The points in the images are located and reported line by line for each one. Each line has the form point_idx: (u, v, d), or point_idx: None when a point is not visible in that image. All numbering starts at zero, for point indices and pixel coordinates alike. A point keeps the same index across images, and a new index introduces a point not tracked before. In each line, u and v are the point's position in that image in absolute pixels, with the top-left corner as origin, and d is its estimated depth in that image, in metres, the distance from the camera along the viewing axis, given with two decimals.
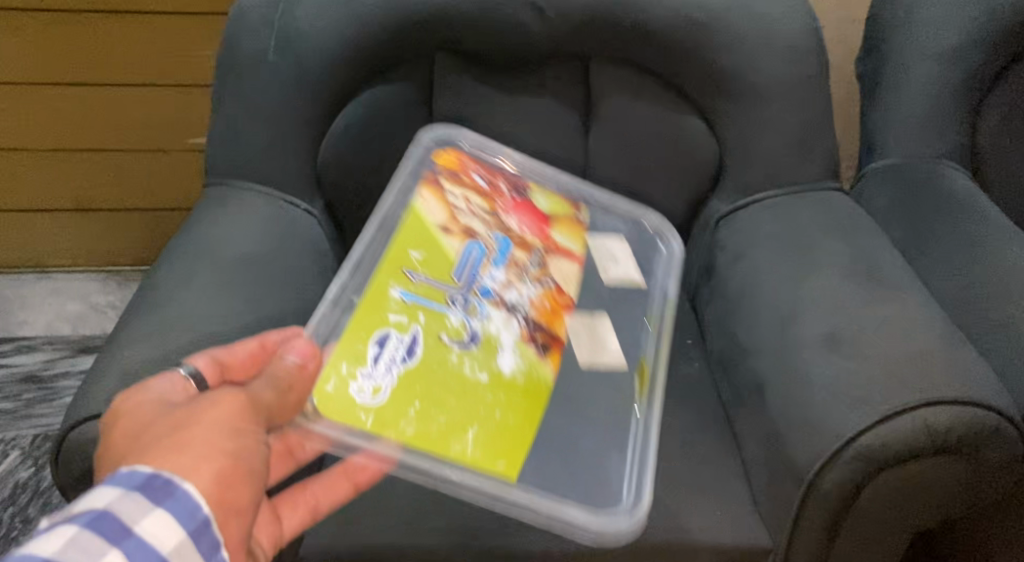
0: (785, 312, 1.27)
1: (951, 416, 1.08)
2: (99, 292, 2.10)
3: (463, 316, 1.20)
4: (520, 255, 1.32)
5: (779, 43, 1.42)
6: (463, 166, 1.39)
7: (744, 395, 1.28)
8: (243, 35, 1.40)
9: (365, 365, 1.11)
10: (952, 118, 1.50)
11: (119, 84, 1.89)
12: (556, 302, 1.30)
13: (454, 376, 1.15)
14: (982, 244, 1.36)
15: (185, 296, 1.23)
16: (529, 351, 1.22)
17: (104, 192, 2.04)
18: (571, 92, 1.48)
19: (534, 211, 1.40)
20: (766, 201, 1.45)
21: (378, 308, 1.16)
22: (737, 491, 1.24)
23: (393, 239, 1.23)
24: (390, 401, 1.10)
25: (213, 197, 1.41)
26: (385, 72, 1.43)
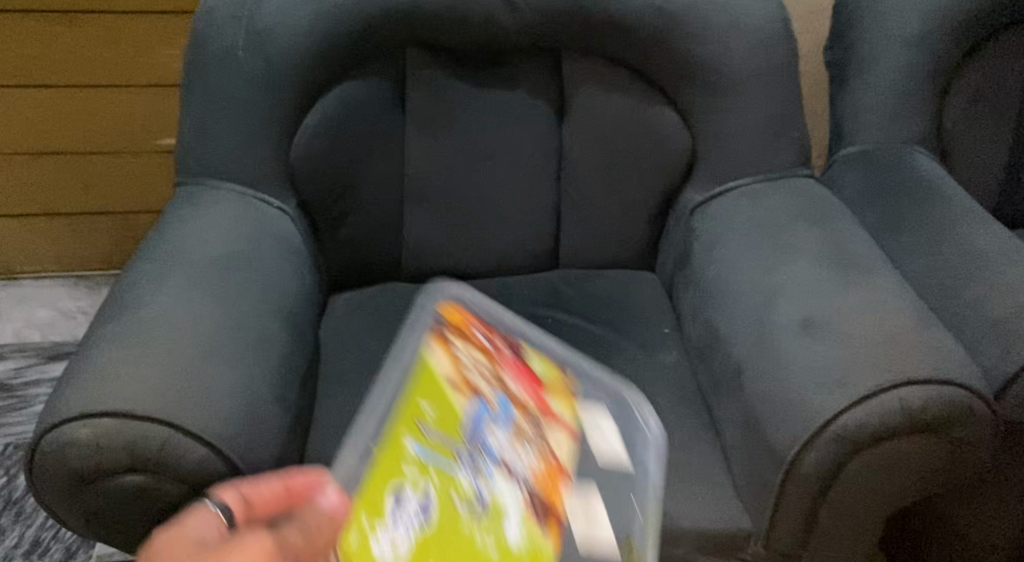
0: (761, 298, 1.28)
1: (924, 395, 1.10)
2: (70, 298, 2.07)
3: (472, 477, 1.14)
4: (524, 422, 1.21)
5: (749, 29, 1.42)
6: (467, 325, 1.32)
7: (722, 382, 1.29)
8: (211, 32, 1.39)
9: (385, 518, 1.10)
10: (919, 104, 1.52)
11: (87, 83, 1.88)
12: (555, 477, 1.17)
13: (468, 547, 1.09)
14: (952, 226, 1.37)
15: (160, 295, 1.22)
16: (533, 523, 1.12)
17: (75, 195, 2.01)
18: (544, 83, 1.49)
19: (528, 373, 1.28)
20: (739, 189, 1.47)
21: (393, 464, 1.14)
22: (718, 477, 1.25)
23: (407, 391, 1.21)
24: (410, 556, 1.07)
25: (186, 197, 1.41)
26: (358, 68, 1.43)
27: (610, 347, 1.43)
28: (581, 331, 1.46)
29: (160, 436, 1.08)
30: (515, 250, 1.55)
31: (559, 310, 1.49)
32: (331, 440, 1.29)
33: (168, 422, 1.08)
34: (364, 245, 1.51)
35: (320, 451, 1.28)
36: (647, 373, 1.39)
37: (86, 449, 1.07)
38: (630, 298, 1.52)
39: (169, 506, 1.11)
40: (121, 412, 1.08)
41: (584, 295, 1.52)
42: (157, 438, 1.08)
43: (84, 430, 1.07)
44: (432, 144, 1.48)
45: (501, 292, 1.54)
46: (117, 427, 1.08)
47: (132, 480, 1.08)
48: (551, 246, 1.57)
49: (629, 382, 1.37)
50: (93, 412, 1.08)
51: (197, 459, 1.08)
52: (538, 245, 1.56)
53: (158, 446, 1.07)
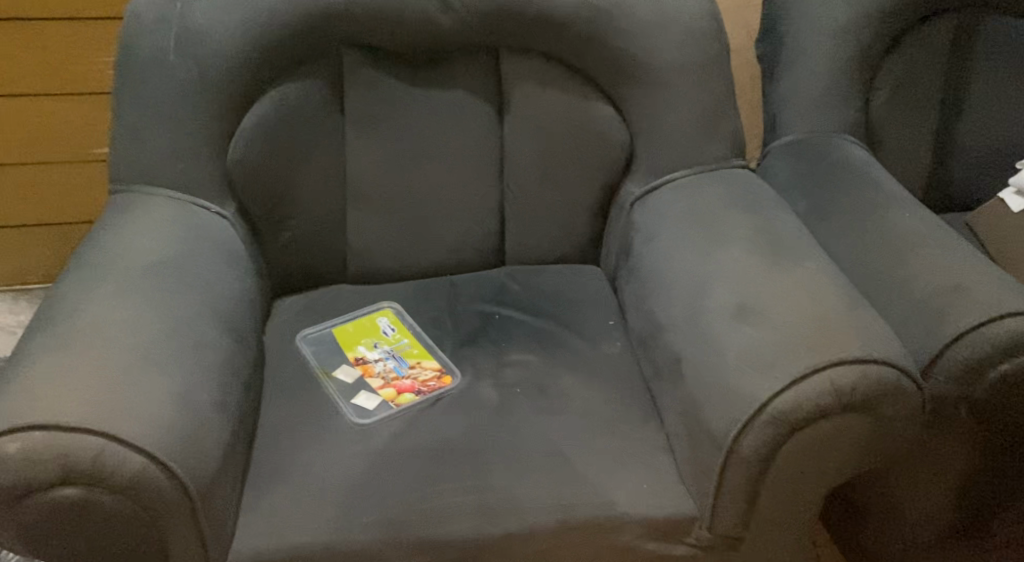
0: (698, 286, 1.31)
1: (854, 375, 1.14)
2: (9, 313, 2.05)
3: (383, 351, 1.43)
4: (400, 381, 1.37)
5: (677, 25, 1.45)
6: (411, 383, 1.37)
7: (665, 371, 1.31)
8: (141, 37, 1.38)
9: (378, 326, 1.47)
10: (846, 94, 1.56)
11: (15, 93, 1.85)
12: (396, 385, 1.37)
13: (361, 336, 1.45)
14: (881, 212, 1.41)
15: (94, 304, 1.21)
16: (371, 381, 1.38)
17: (7, 209, 1.98)
18: (481, 82, 1.50)
19: (400, 378, 1.38)
20: (676, 181, 1.48)
21: (393, 329, 1.47)
22: (662, 464, 1.27)
23: (415, 338, 1.45)
24: (365, 329, 1.46)
25: (120, 203, 1.39)
26: (294, 70, 1.42)
27: (554, 340, 1.44)
28: (525, 326, 1.47)
29: (94, 446, 1.07)
30: (459, 249, 1.56)
31: (504, 306, 1.51)
32: (277, 443, 1.28)
33: (103, 432, 1.07)
34: (308, 249, 1.51)
35: (265, 455, 1.27)
36: (591, 365, 1.40)
37: (16, 464, 1.06)
38: (575, 291, 1.54)
39: (107, 521, 1.09)
40: (53, 425, 1.07)
41: (527, 291, 1.53)
42: (92, 448, 1.07)
43: (13, 445, 1.06)
44: (371, 146, 1.48)
45: (445, 290, 1.54)
46: (46, 439, 1.06)
47: (67, 494, 1.07)
48: (494, 243, 1.57)
49: (573, 374, 1.38)
50: (26, 425, 1.07)
51: (135, 468, 1.07)
52: (481, 242, 1.56)
53: (92, 457, 1.06)
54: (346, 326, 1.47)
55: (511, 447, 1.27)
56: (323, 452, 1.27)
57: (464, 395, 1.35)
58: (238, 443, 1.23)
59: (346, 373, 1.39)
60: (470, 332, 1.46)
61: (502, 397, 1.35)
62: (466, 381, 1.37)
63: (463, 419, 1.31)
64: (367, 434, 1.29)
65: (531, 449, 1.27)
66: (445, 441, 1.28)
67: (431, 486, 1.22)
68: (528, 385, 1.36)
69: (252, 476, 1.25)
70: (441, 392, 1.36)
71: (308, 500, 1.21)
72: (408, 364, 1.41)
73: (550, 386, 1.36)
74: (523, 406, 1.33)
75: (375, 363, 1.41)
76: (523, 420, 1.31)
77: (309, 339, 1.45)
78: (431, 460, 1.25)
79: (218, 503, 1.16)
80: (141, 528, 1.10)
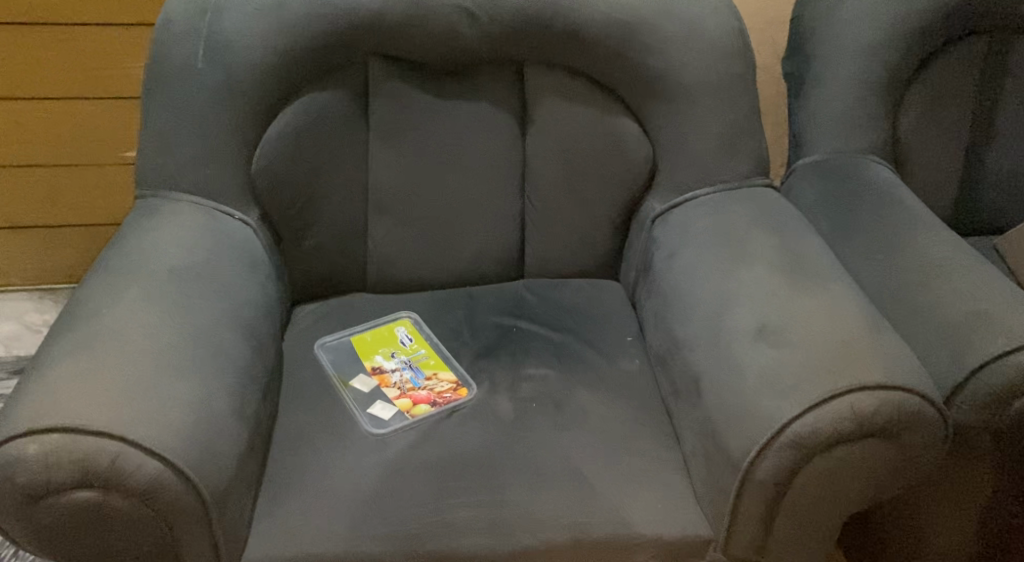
0: (718, 305, 1.31)
1: (876, 400, 1.13)
2: (34, 312, 2.06)
3: (400, 361, 1.43)
4: (417, 392, 1.37)
5: (704, 42, 1.44)
6: (428, 393, 1.37)
7: (683, 390, 1.31)
8: (169, 43, 1.39)
9: (396, 335, 1.47)
10: (873, 114, 1.55)
11: (46, 97, 1.87)
12: (413, 395, 1.37)
13: (379, 344, 1.45)
14: (907, 235, 1.40)
15: (115, 308, 1.22)
16: (388, 391, 1.38)
17: (34, 210, 2.00)
18: (505, 95, 1.50)
19: (418, 389, 1.38)
20: (699, 198, 1.48)
21: (411, 338, 1.47)
22: (678, 484, 1.26)
23: (433, 348, 1.45)
24: (383, 338, 1.46)
25: (144, 208, 1.40)
26: (319, 80, 1.43)
27: (573, 355, 1.44)
28: (544, 340, 1.46)
29: (110, 450, 1.07)
30: (479, 261, 1.56)
31: (523, 320, 1.50)
32: (292, 451, 1.29)
33: (121, 437, 1.08)
34: (329, 258, 1.51)
35: (279, 463, 1.27)
36: (609, 381, 1.40)
37: (34, 465, 1.06)
38: (594, 306, 1.53)
39: (121, 524, 1.09)
40: (71, 427, 1.08)
41: (547, 305, 1.53)
42: (109, 452, 1.07)
43: (32, 446, 1.07)
44: (394, 157, 1.48)
45: (464, 301, 1.54)
46: (64, 442, 1.07)
47: (82, 497, 1.07)
48: (514, 256, 1.57)
49: (590, 390, 1.38)
50: (45, 427, 1.08)
51: (151, 473, 1.08)
52: (501, 254, 1.56)
53: (109, 460, 1.07)
54: (365, 335, 1.47)
55: (527, 462, 1.27)
56: (338, 461, 1.27)
57: (480, 409, 1.35)
58: (254, 451, 1.24)
59: (362, 382, 1.39)
60: (488, 344, 1.46)
61: (519, 412, 1.34)
62: (482, 394, 1.37)
63: (479, 433, 1.31)
64: (382, 445, 1.29)
65: (547, 465, 1.26)
66: (461, 454, 1.28)
67: (445, 499, 1.22)
68: (544, 400, 1.36)
69: (267, 484, 1.25)
70: (457, 405, 1.35)
71: (322, 510, 1.21)
72: (424, 375, 1.40)
73: (567, 402, 1.36)
74: (539, 421, 1.33)
75: (391, 373, 1.41)
76: (539, 435, 1.31)
77: (328, 347, 1.45)
78: (446, 473, 1.25)
79: (233, 510, 1.16)
80: (154, 533, 1.11)
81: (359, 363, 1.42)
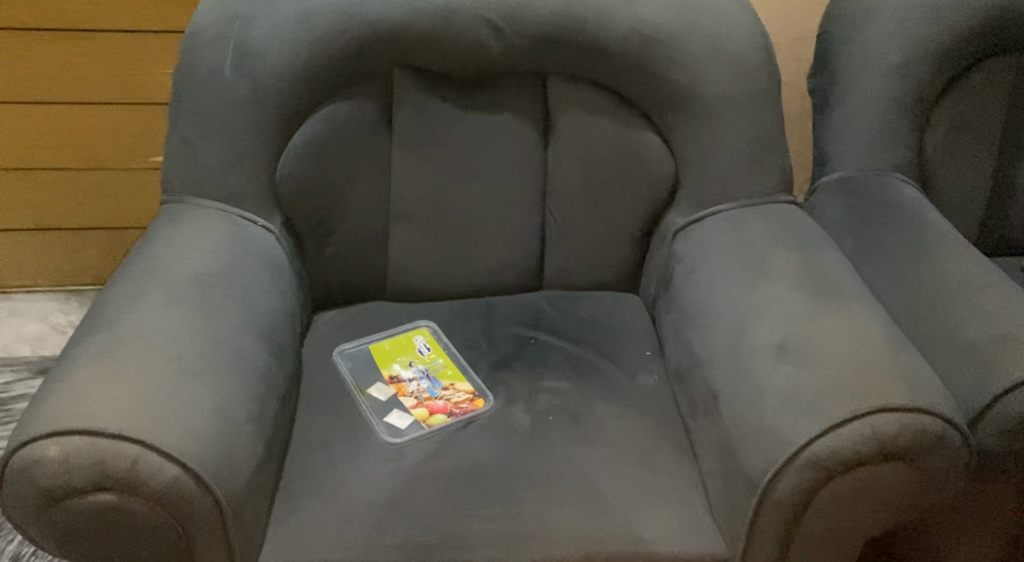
0: (737, 322, 1.30)
1: (897, 422, 1.12)
2: (60, 313, 2.08)
3: (417, 370, 1.43)
4: (434, 401, 1.38)
5: (730, 57, 1.44)
6: (445, 403, 1.37)
7: (701, 407, 1.30)
8: (197, 51, 1.40)
9: (414, 344, 1.47)
10: (900, 132, 1.53)
11: (77, 101, 1.89)
12: (430, 404, 1.37)
13: (396, 353, 1.46)
14: (932, 254, 1.39)
15: (138, 312, 1.23)
16: (405, 400, 1.38)
17: (63, 212, 2.03)
18: (529, 107, 1.50)
19: (435, 398, 1.38)
20: (721, 213, 1.47)
21: (429, 347, 1.47)
22: (694, 500, 1.26)
23: (451, 358, 1.45)
24: (401, 346, 1.47)
25: (169, 214, 1.41)
26: (344, 90, 1.44)
27: (591, 369, 1.43)
28: (562, 352, 1.46)
29: (130, 453, 1.08)
30: (499, 271, 1.56)
31: (542, 332, 1.50)
32: (309, 458, 1.29)
33: (141, 440, 1.09)
34: (350, 265, 1.52)
35: (296, 470, 1.28)
36: (626, 395, 1.39)
37: (55, 467, 1.08)
38: (614, 319, 1.53)
39: (138, 527, 1.10)
40: (92, 430, 1.09)
41: (566, 317, 1.53)
42: (129, 455, 1.08)
43: (53, 448, 1.08)
44: (417, 166, 1.49)
45: (483, 312, 1.54)
46: (85, 444, 1.08)
47: (101, 499, 1.08)
48: (534, 267, 1.57)
49: (607, 404, 1.37)
50: (66, 429, 1.09)
51: (169, 477, 1.09)
52: (521, 266, 1.56)
53: (128, 464, 1.08)
54: (383, 343, 1.48)
55: (543, 475, 1.26)
56: (355, 469, 1.27)
57: (496, 420, 1.35)
58: (271, 457, 1.24)
59: (379, 391, 1.39)
60: (505, 355, 1.46)
61: (535, 424, 1.34)
62: (499, 405, 1.37)
63: (496, 444, 1.31)
64: (399, 454, 1.30)
65: (563, 478, 1.26)
66: (477, 465, 1.28)
67: (459, 510, 1.22)
68: (561, 413, 1.36)
69: (283, 490, 1.26)
70: (473, 415, 1.35)
71: (337, 518, 1.21)
72: (441, 385, 1.41)
73: (584, 415, 1.35)
74: (556, 434, 1.32)
75: (409, 383, 1.41)
76: (555, 448, 1.30)
77: (346, 354, 1.46)
78: (462, 484, 1.25)
79: (249, 515, 1.17)
80: (171, 537, 1.12)
81: (376, 371, 1.42)
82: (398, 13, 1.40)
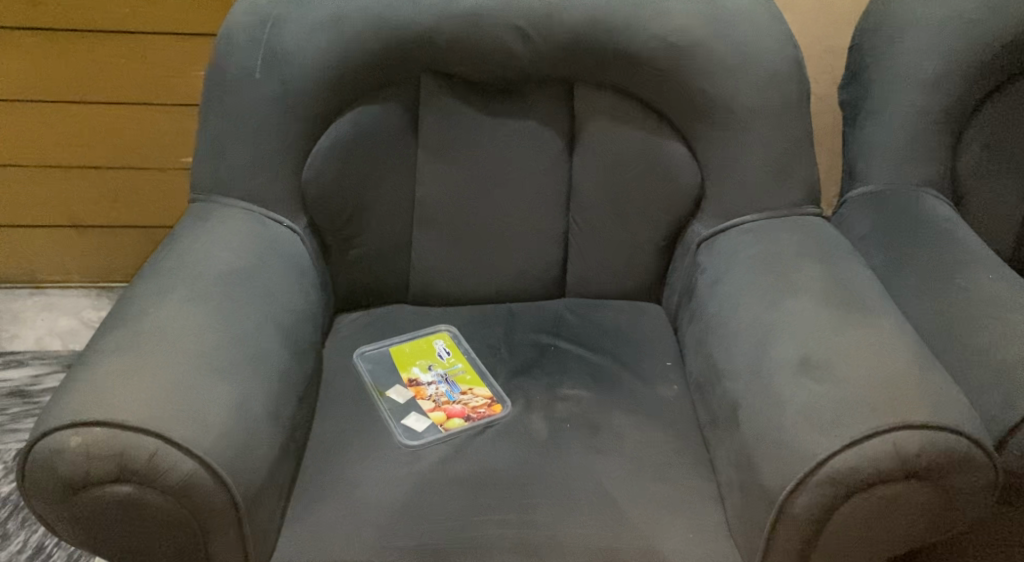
0: (760, 334, 1.28)
1: (920, 441, 1.10)
2: (91, 308, 2.11)
3: (436, 375, 1.43)
4: (453, 406, 1.38)
5: (760, 68, 1.42)
6: (463, 408, 1.37)
7: (720, 419, 1.29)
8: (229, 52, 1.41)
9: (435, 348, 1.48)
10: (931, 147, 1.51)
11: (114, 100, 1.92)
12: (448, 409, 1.37)
13: (416, 356, 1.46)
14: (962, 271, 1.36)
15: (162, 308, 1.24)
16: (424, 403, 1.38)
17: (97, 209, 2.06)
18: (556, 114, 1.49)
19: (454, 403, 1.38)
20: (747, 224, 1.46)
21: (449, 351, 1.47)
22: (710, 513, 1.24)
23: (470, 362, 1.45)
24: (421, 350, 1.47)
25: (197, 212, 1.43)
26: (371, 94, 1.44)
27: (611, 378, 1.43)
28: (581, 361, 1.45)
29: (148, 447, 1.09)
30: (521, 278, 1.56)
31: (563, 339, 1.50)
32: (326, 458, 1.30)
33: (159, 434, 1.10)
34: (374, 268, 1.53)
35: (312, 469, 1.28)
36: (646, 406, 1.38)
37: (75, 457, 1.09)
38: (635, 329, 1.52)
39: (154, 520, 1.11)
40: (112, 422, 1.10)
41: (588, 325, 1.52)
42: (147, 449, 1.09)
43: (74, 439, 1.09)
44: (442, 171, 1.49)
45: (504, 317, 1.54)
46: (105, 436, 1.09)
47: (118, 491, 1.09)
48: (557, 275, 1.57)
49: (626, 414, 1.36)
50: (87, 420, 1.10)
51: (185, 471, 1.10)
52: (544, 273, 1.56)
53: (146, 457, 1.09)
54: (403, 346, 1.48)
55: (558, 483, 1.26)
56: (371, 471, 1.28)
57: (514, 426, 1.34)
58: (289, 455, 1.25)
59: (398, 393, 1.39)
60: (525, 362, 1.46)
61: (553, 432, 1.33)
62: (517, 412, 1.37)
63: (513, 450, 1.30)
64: (415, 457, 1.29)
65: (579, 487, 1.25)
66: (493, 470, 1.27)
67: (473, 516, 1.22)
68: (578, 422, 1.35)
69: (299, 490, 1.26)
70: (490, 420, 1.35)
71: (350, 519, 1.21)
72: (460, 390, 1.40)
73: (602, 425, 1.35)
74: (573, 443, 1.32)
75: (427, 386, 1.41)
76: (572, 456, 1.30)
77: (367, 356, 1.46)
78: (478, 489, 1.25)
79: (264, 512, 1.18)
80: (186, 531, 1.12)
81: (395, 374, 1.43)
82: (428, 18, 1.40)
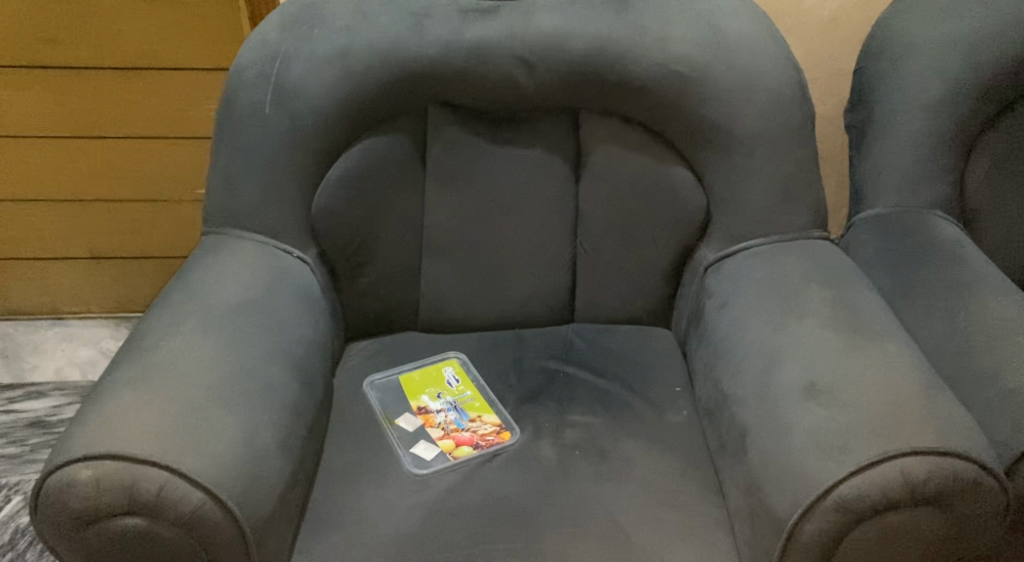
0: (767, 359, 1.28)
1: (927, 467, 1.10)
2: (110, 338, 2.14)
3: (444, 402, 1.44)
4: (461, 432, 1.38)
5: (764, 93, 1.43)
6: (473, 435, 1.37)
7: (729, 445, 1.28)
8: (238, 87, 1.43)
9: (444, 376, 1.48)
10: (938, 169, 1.51)
11: (130, 135, 1.95)
12: (457, 436, 1.38)
13: (424, 384, 1.47)
14: (970, 293, 1.36)
15: (173, 341, 1.25)
16: (432, 430, 1.39)
17: (114, 241, 2.10)
18: (561, 141, 1.50)
19: (463, 429, 1.39)
20: (752, 248, 1.46)
21: (457, 378, 1.48)
22: (719, 540, 1.24)
23: (478, 387, 1.46)
24: (429, 377, 1.48)
25: (208, 244, 1.45)
26: (378, 126, 1.46)
27: (619, 404, 1.43)
28: (590, 387, 1.46)
29: (157, 479, 1.10)
30: (530, 304, 1.57)
31: (571, 365, 1.50)
32: (335, 487, 1.30)
33: (169, 467, 1.11)
34: (383, 296, 1.54)
35: (322, 498, 1.29)
36: (655, 432, 1.38)
37: (86, 490, 1.10)
38: (644, 354, 1.52)
39: (164, 551, 1.12)
40: (122, 456, 1.11)
41: (596, 351, 1.53)
42: (157, 481, 1.10)
43: (86, 471, 1.11)
44: (450, 199, 1.51)
45: (513, 344, 1.55)
46: (116, 469, 1.10)
47: (129, 522, 1.11)
48: (565, 301, 1.58)
49: (635, 441, 1.36)
50: (99, 454, 1.11)
51: (194, 503, 1.11)
52: (553, 299, 1.57)
53: (155, 489, 1.10)
54: (413, 374, 1.49)
55: (565, 510, 1.26)
56: (380, 499, 1.28)
57: (523, 454, 1.34)
58: (299, 484, 1.26)
59: (407, 421, 1.40)
60: (534, 389, 1.46)
61: (561, 458, 1.34)
62: (526, 439, 1.37)
63: (521, 477, 1.30)
64: (424, 486, 1.30)
65: (587, 514, 1.25)
66: (501, 498, 1.28)
67: (481, 544, 1.22)
68: (587, 448, 1.35)
69: (308, 519, 1.27)
70: (499, 448, 1.35)
71: (359, 549, 1.22)
72: (468, 417, 1.41)
73: (611, 451, 1.35)
74: (582, 470, 1.32)
75: (436, 413, 1.42)
76: (580, 482, 1.30)
77: (376, 385, 1.47)
78: (486, 516, 1.25)
79: (273, 542, 1.18)
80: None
81: (403, 402, 1.43)
82: (433, 49, 1.42)
